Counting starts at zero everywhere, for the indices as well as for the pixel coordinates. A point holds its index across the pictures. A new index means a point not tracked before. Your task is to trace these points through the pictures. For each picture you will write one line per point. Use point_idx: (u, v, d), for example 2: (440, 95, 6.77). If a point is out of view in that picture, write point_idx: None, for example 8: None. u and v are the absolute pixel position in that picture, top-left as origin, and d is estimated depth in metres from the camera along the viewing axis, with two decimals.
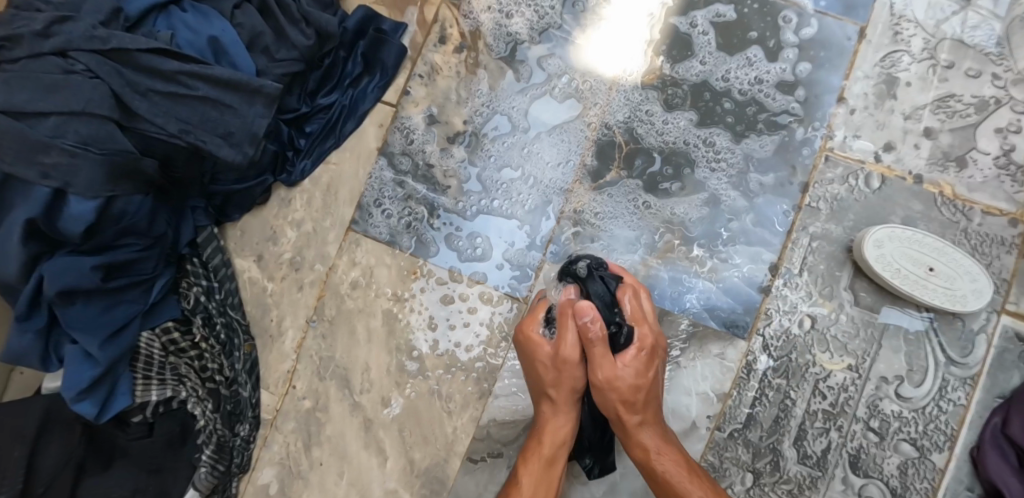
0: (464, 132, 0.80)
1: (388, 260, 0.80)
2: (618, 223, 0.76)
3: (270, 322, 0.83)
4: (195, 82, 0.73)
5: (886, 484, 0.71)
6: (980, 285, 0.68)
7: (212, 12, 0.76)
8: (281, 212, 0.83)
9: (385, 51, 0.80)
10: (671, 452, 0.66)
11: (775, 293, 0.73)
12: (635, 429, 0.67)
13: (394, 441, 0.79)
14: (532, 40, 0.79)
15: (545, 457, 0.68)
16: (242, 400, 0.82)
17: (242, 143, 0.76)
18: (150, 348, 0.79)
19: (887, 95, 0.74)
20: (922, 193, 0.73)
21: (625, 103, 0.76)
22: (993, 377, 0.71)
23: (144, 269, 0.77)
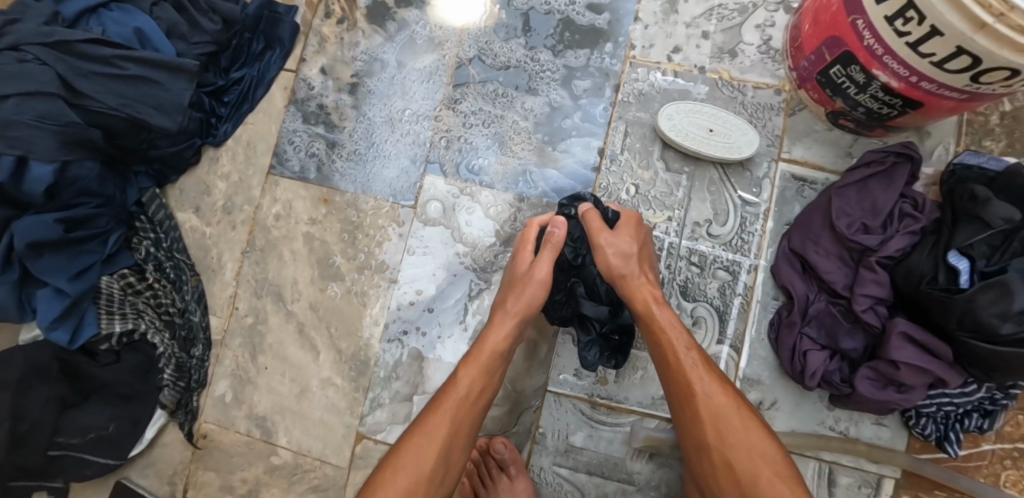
0: (353, 84, 1.00)
1: (303, 193, 0.99)
2: (477, 134, 0.96)
3: (212, 259, 1.01)
4: (126, 64, 0.91)
5: (711, 304, 0.91)
6: (750, 137, 0.90)
7: (135, 9, 0.95)
8: (211, 169, 1.02)
9: (281, 29, 1.00)
10: (719, 381, 0.74)
11: (605, 171, 0.93)
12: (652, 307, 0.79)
13: (323, 337, 0.97)
14: (396, 6, 1.00)
15: (483, 363, 0.78)
16: (194, 326, 0.99)
17: (173, 113, 0.94)
18: (112, 288, 0.95)
19: (671, 11, 0.96)
20: (707, 80, 0.94)
21: (474, 43, 0.98)
22: (780, 209, 0.91)
23: (99, 224, 0.94)
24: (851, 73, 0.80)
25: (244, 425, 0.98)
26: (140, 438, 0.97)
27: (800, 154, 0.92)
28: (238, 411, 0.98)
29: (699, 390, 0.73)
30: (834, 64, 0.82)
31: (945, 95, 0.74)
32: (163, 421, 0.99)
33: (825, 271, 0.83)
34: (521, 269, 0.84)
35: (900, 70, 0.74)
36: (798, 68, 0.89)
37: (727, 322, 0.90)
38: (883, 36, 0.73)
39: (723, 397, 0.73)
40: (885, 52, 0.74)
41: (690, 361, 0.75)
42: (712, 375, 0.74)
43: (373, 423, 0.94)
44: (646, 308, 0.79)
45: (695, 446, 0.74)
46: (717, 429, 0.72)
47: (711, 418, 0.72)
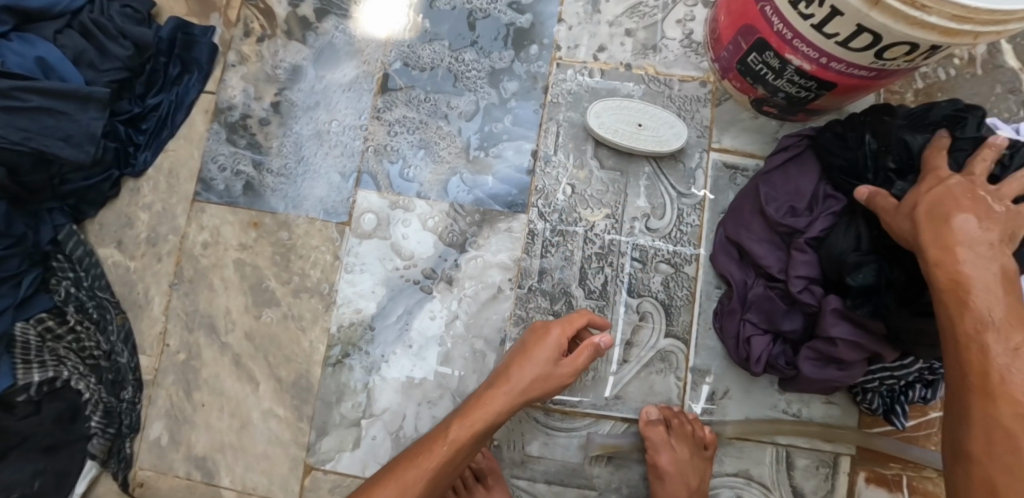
0: (277, 103, 0.97)
1: (231, 218, 0.95)
2: (407, 143, 0.95)
3: (138, 294, 0.96)
4: (28, 95, 0.86)
5: (656, 298, 0.90)
6: (678, 130, 0.90)
7: (36, 38, 0.90)
8: (132, 200, 0.97)
9: (198, 50, 0.97)
10: (1007, 316, 0.56)
11: (540, 173, 0.93)
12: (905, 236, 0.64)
13: (262, 366, 0.92)
14: (317, 22, 0.98)
15: (479, 419, 0.76)
16: (122, 367, 0.93)
17: (83, 144, 0.90)
18: (27, 335, 0.88)
19: (593, 11, 0.96)
20: (633, 76, 0.95)
21: (399, 54, 0.97)
22: (714, 199, 0.92)
23: (10, 267, 0.88)
24: (767, 60, 0.82)
25: (183, 467, 0.92)
26: (70, 493, 0.90)
27: (729, 143, 0.93)
28: (176, 454, 0.93)
29: (981, 352, 0.55)
30: (750, 52, 0.83)
31: (855, 74, 0.76)
32: (95, 472, 0.92)
33: (757, 256, 0.83)
34: (534, 370, 0.79)
35: (810, 52, 0.75)
36: (719, 59, 0.91)
37: (673, 314, 0.90)
38: (789, 21, 0.74)
39: (1002, 350, 0.55)
40: (794, 36, 0.75)
41: (982, 292, 0.58)
42: (1014, 304, 0.57)
43: (321, 451, 0.90)
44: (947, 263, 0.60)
45: (953, 459, 0.56)
46: (1007, 446, 0.52)
47: (997, 346, 0.55)
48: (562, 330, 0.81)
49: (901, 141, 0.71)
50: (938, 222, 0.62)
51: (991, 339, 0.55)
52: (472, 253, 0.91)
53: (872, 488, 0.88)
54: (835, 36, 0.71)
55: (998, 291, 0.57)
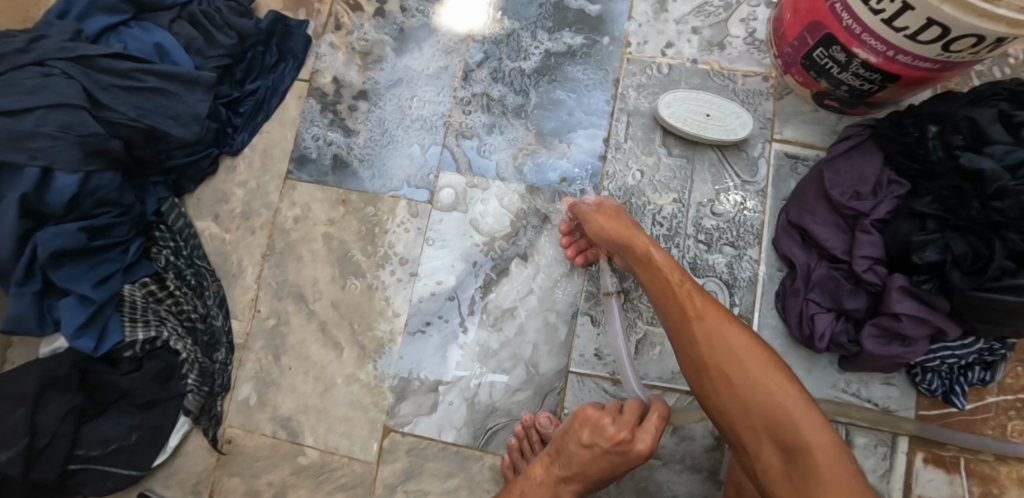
0: (365, 90, 1.05)
1: (320, 196, 1.02)
2: (487, 130, 1.01)
3: (231, 264, 1.03)
4: (146, 76, 0.95)
5: (720, 278, 0.95)
6: (744, 119, 0.96)
7: (153, 26, 1.00)
8: (228, 177, 1.05)
9: (294, 42, 1.05)
10: (679, 274, 0.80)
11: (611, 158, 0.99)
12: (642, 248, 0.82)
13: (345, 334, 0.98)
14: (404, 17, 1.06)
15: None
16: (217, 330, 1.00)
17: (189, 123, 0.97)
18: (134, 296, 0.96)
19: (661, 11, 1.03)
20: (699, 71, 1.01)
21: (479, 48, 1.04)
22: (776, 186, 0.97)
23: (118, 233, 0.95)
24: (834, 54, 0.87)
25: (268, 427, 0.98)
26: (163, 447, 0.96)
27: (791, 134, 0.99)
28: (262, 413, 0.99)
29: (675, 283, 0.79)
30: (816, 47, 0.89)
31: (920, 66, 0.81)
32: (187, 427, 0.98)
33: (822, 238, 0.88)
34: (587, 463, 0.76)
35: (877, 46, 0.81)
36: (783, 55, 0.96)
37: (736, 294, 0.95)
38: (857, 16, 0.80)
39: (681, 281, 0.79)
40: (863, 31, 0.81)
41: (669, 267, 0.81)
42: (674, 275, 0.80)
43: (400, 415, 0.95)
44: (643, 249, 0.82)
45: (693, 366, 0.76)
46: (703, 328, 0.75)
47: (696, 290, 0.78)
48: (618, 430, 0.75)
49: (969, 120, 0.76)
50: (643, 247, 0.82)
51: (674, 273, 0.80)
52: (547, 232, 0.97)
53: (929, 468, 0.91)
54: (904, 29, 0.77)
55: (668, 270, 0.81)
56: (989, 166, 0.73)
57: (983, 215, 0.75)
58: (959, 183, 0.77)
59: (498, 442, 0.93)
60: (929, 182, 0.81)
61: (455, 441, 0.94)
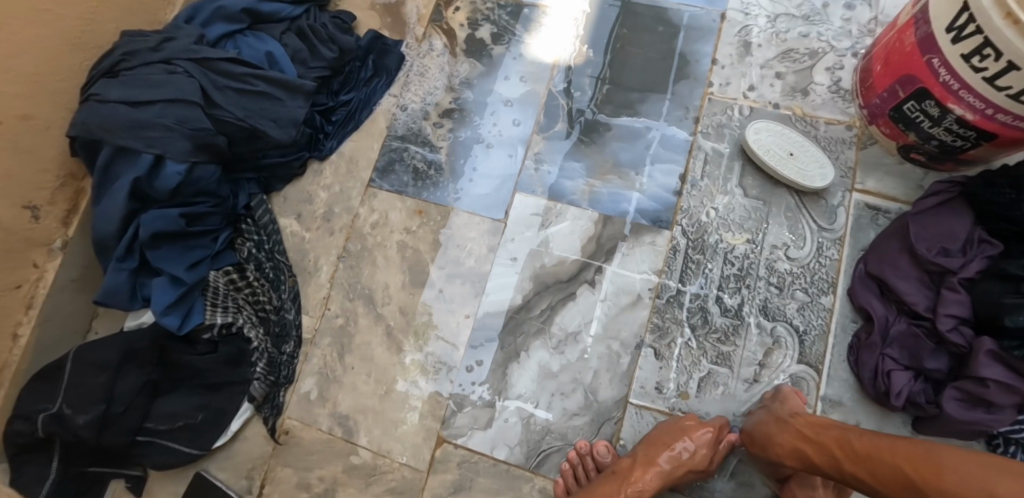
0: (452, 109, 1.09)
1: (399, 205, 1.06)
2: (566, 157, 1.03)
3: (308, 261, 1.07)
4: (255, 81, 1.02)
5: (791, 324, 0.94)
6: (826, 172, 0.95)
7: (266, 36, 1.07)
8: (314, 180, 1.10)
9: (389, 59, 1.12)
10: (815, 447, 0.73)
11: (686, 194, 0.99)
12: (767, 443, 0.79)
13: (410, 340, 1.00)
14: (495, 44, 1.11)
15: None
16: (288, 322, 1.03)
17: (287, 126, 1.04)
18: (217, 282, 1.01)
19: (745, 54, 1.05)
20: (781, 115, 1.01)
21: (564, 77, 1.07)
22: (855, 236, 0.96)
23: (211, 222, 1.02)
24: (926, 108, 0.87)
25: (326, 422, 1.00)
26: (225, 430, 0.99)
27: (872, 185, 0.97)
28: (322, 409, 1.01)
29: (837, 472, 0.71)
30: (908, 100, 0.88)
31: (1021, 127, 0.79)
32: (249, 415, 1.01)
33: (904, 292, 0.86)
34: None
35: (976, 103, 0.80)
36: (868, 106, 0.96)
37: (806, 342, 0.93)
38: (957, 73, 0.80)
39: (841, 466, 0.70)
40: (962, 87, 0.80)
41: (807, 429, 0.75)
42: (816, 449, 0.73)
43: (456, 426, 0.96)
44: (763, 446, 0.80)
45: None
46: (890, 492, 0.64)
47: (853, 460, 0.68)
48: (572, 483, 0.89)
49: None
50: (756, 445, 0.81)
51: (817, 455, 0.73)
52: (617, 261, 0.98)
53: None
54: (1008, 89, 0.76)
55: (812, 442, 0.74)
56: None
57: None
58: None
59: (550, 465, 0.93)
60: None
61: (507, 459, 0.94)
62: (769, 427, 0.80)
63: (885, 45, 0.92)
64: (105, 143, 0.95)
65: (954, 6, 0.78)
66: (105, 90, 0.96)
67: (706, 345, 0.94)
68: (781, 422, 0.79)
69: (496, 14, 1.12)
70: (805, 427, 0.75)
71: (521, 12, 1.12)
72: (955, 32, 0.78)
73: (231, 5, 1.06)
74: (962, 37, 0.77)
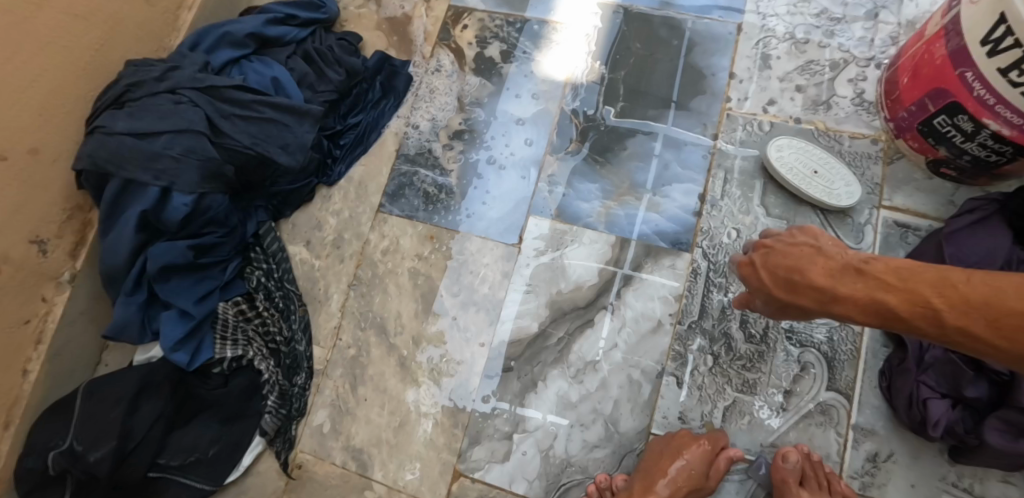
0: (462, 131, 1.06)
1: (410, 230, 1.03)
2: (581, 178, 1.00)
3: (319, 290, 1.04)
4: (262, 108, 1.00)
5: (819, 350, 0.90)
6: (853, 189, 0.91)
7: (272, 61, 1.04)
8: (323, 205, 1.08)
9: (397, 80, 1.09)
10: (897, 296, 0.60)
11: (706, 215, 0.96)
12: (806, 301, 0.66)
13: (424, 370, 0.98)
14: (505, 62, 1.08)
15: None
16: (299, 354, 1.01)
17: (296, 152, 1.02)
18: (226, 314, 0.99)
19: (765, 67, 1.01)
20: (804, 130, 0.98)
21: (578, 95, 1.04)
22: (884, 256, 0.92)
23: (220, 253, 1.00)
24: (959, 123, 0.83)
25: (340, 456, 0.98)
26: (237, 465, 0.97)
27: (901, 201, 0.94)
28: (336, 442, 0.98)
29: (929, 322, 0.58)
30: (938, 114, 0.85)
31: None
32: (261, 449, 0.99)
33: None
34: None
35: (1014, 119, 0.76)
36: (897, 118, 0.92)
37: (836, 368, 0.89)
38: (993, 87, 0.76)
39: (935, 310, 0.57)
40: (998, 102, 0.76)
41: (880, 269, 0.62)
42: (898, 296, 0.60)
43: (472, 460, 0.93)
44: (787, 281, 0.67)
45: None
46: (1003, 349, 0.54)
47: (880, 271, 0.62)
48: None
49: None
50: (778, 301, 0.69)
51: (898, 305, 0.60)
52: (636, 286, 0.95)
53: None
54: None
55: (858, 290, 0.62)
56: None
57: None
58: None
59: None
60: None
61: (527, 493, 0.91)
62: (829, 264, 0.65)
63: (914, 56, 0.88)
64: (112, 177, 0.93)
65: (992, 16, 0.73)
66: (111, 121, 0.94)
67: (731, 373, 0.90)
68: (815, 251, 0.66)
69: (505, 31, 1.10)
70: (853, 264, 0.63)
71: (531, 29, 1.09)
72: (989, 45, 0.74)
73: (235, 31, 1.03)
74: (998, 51, 0.73)
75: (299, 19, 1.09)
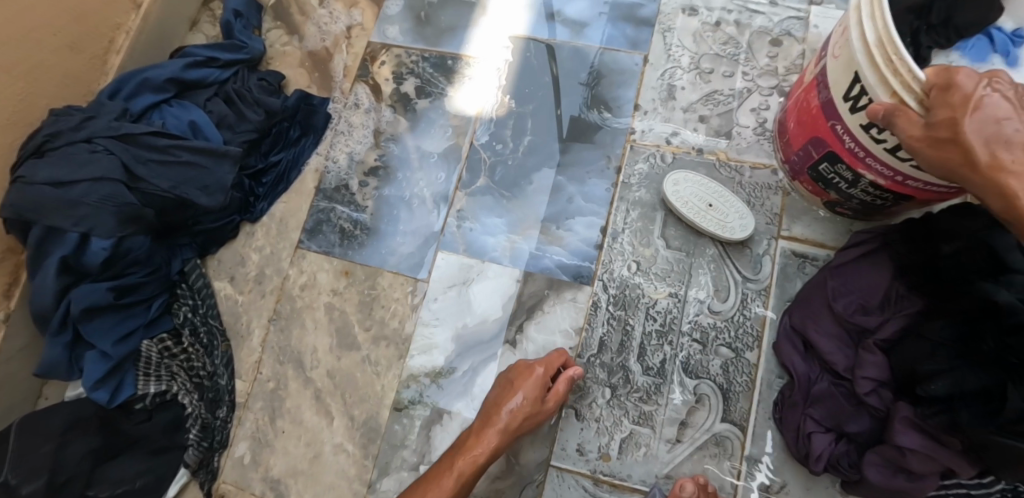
0: (377, 167, 1.09)
1: (327, 266, 1.06)
2: (488, 213, 1.02)
3: (241, 325, 1.08)
4: (179, 152, 1.03)
5: (714, 381, 0.91)
6: (747, 221, 0.92)
7: (191, 104, 1.08)
8: (247, 242, 1.11)
9: (315, 118, 1.12)
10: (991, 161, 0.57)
11: (607, 248, 0.97)
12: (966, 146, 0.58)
13: (337, 403, 1.01)
14: (419, 98, 1.10)
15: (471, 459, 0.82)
16: (221, 388, 1.05)
17: (216, 193, 1.05)
18: (150, 351, 1.03)
19: (669, 98, 1.02)
20: (705, 161, 0.98)
21: (487, 130, 1.06)
22: (781, 286, 0.92)
23: (145, 292, 1.03)
24: (840, 171, 0.82)
25: (259, 487, 1.01)
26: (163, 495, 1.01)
27: (800, 231, 0.94)
28: (256, 473, 1.02)
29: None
30: (822, 161, 0.84)
31: (933, 191, 0.75)
32: (185, 479, 1.02)
33: (825, 351, 0.82)
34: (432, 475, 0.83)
35: (884, 171, 0.76)
36: (790, 162, 0.91)
37: (731, 399, 0.90)
38: (860, 138, 0.75)
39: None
40: (866, 154, 0.76)
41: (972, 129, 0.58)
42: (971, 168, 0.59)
43: (381, 490, 0.96)
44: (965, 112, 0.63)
45: None
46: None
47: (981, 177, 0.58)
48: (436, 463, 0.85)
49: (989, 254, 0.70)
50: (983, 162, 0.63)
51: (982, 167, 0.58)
52: (538, 320, 0.96)
53: None
54: (908, 161, 0.71)
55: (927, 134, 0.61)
56: (1005, 297, 0.67)
57: (998, 352, 0.68)
58: (973, 310, 0.71)
59: None
60: (943, 302, 0.75)
61: None
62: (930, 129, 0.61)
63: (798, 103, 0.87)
64: (35, 223, 0.96)
65: (849, 71, 0.72)
66: (32, 170, 0.97)
67: (628, 405, 0.92)
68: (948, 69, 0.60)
69: (421, 67, 1.12)
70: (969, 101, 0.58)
71: (445, 64, 1.11)
72: (851, 102, 0.73)
73: (155, 77, 1.07)
74: (859, 107, 0.73)
75: (220, 61, 1.12)
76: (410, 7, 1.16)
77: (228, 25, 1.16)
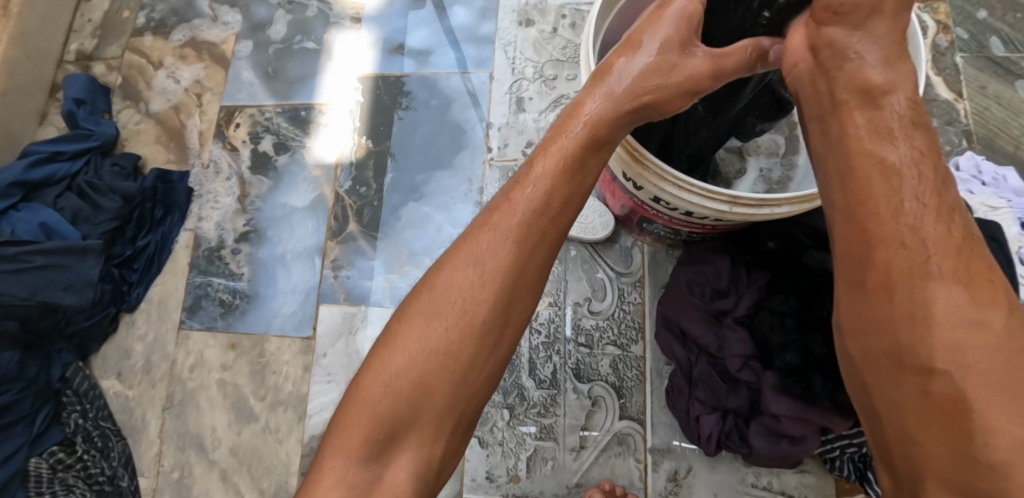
0: (248, 231, 1.08)
1: (213, 341, 1.04)
2: (362, 258, 1.02)
3: (136, 419, 1.03)
4: (32, 257, 0.98)
5: (607, 381, 0.91)
6: (607, 219, 0.93)
7: (40, 205, 1.04)
8: (129, 332, 1.06)
9: (176, 193, 1.09)
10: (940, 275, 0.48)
11: None
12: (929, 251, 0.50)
13: (246, 481, 0.98)
14: (278, 154, 1.10)
15: (563, 151, 0.58)
16: (123, 490, 0.99)
17: (82, 289, 1.00)
18: (39, 469, 0.95)
19: (519, 110, 1.03)
20: None
21: (349, 175, 1.06)
22: (654, 275, 0.94)
23: (22, 408, 0.95)
24: (660, 228, 0.83)
25: None
26: None
27: None
28: None
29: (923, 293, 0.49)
30: (642, 223, 0.84)
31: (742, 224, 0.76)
32: None
33: (696, 336, 0.83)
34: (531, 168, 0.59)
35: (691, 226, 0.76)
36: (617, 212, 0.91)
37: (626, 395, 0.90)
38: (661, 212, 0.74)
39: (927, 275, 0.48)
40: (670, 220, 0.76)
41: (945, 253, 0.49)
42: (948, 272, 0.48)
43: None
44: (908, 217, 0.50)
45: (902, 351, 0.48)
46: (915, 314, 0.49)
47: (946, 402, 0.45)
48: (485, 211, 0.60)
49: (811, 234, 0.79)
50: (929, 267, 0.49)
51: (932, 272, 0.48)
52: None
53: None
54: (704, 219, 0.71)
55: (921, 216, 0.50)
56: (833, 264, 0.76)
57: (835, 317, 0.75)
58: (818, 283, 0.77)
59: None
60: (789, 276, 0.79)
61: None
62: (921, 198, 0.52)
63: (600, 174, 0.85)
64: None
65: (619, 164, 0.70)
66: None
67: (527, 422, 0.91)
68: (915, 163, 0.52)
69: (277, 122, 1.11)
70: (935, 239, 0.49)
71: (298, 115, 1.11)
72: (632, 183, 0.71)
73: None
74: (641, 190, 0.70)
75: (66, 153, 1.08)
76: (257, 61, 1.15)
77: (71, 115, 1.12)
